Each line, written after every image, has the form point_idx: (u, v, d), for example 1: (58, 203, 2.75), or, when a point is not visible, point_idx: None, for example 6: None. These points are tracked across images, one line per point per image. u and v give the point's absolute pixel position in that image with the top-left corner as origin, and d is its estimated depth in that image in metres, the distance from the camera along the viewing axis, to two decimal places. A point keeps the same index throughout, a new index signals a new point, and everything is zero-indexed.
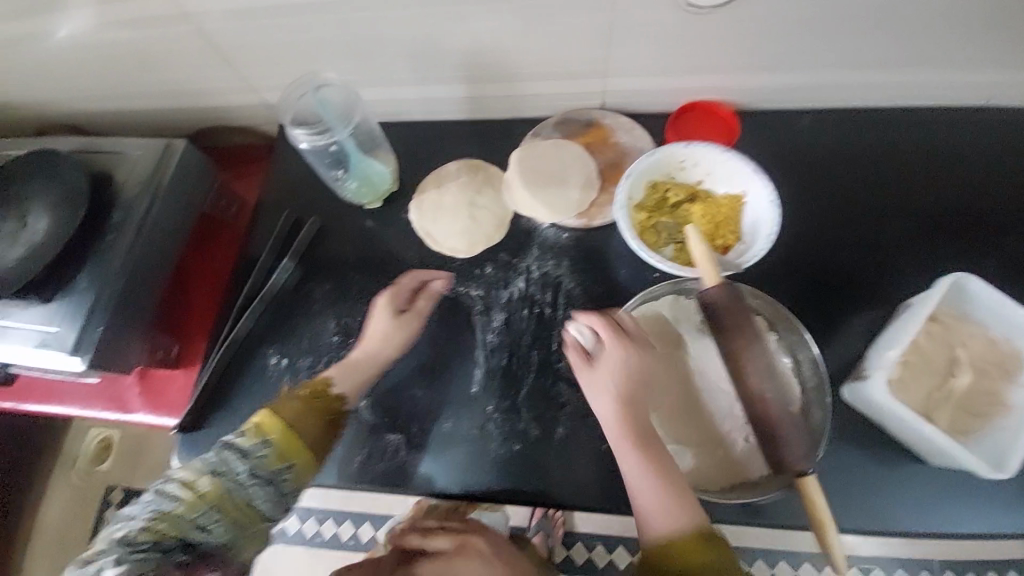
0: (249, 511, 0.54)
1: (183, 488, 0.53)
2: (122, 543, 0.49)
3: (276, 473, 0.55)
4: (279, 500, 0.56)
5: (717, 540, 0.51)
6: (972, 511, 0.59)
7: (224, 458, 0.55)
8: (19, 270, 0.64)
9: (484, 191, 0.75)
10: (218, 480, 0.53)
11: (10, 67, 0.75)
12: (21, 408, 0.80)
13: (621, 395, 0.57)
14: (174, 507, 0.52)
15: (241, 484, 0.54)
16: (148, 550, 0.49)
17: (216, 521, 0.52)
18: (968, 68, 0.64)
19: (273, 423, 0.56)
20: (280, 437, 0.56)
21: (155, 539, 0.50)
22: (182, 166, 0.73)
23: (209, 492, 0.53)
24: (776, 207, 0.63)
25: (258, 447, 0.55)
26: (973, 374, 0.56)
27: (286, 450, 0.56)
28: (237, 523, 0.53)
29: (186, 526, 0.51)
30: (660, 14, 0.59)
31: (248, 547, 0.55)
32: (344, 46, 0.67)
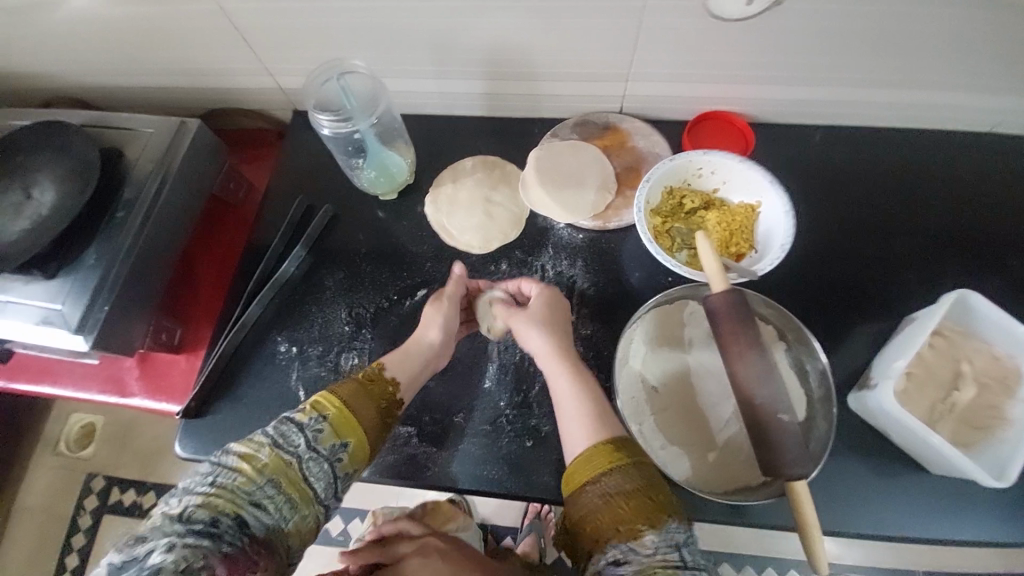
0: (305, 489, 0.50)
1: (241, 461, 0.49)
2: (173, 521, 0.45)
3: (334, 450, 0.53)
4: (333, 480, 0.52)
5: (630, 442, 0.53)
6: (973, 519, 0.60)
7: (283, 431, 0.52)
8: (24, 242, 0.62)
9: (499, 188, 0.76)
10: (277, 453, 0.50)
11: (19, 37, 0.74)
12: (14, 387, 0.78)
13: (546, 329, 0.62)
14: (231, 481, 0.48)
15: (299, 459, 0.51)
16: (201, 528, 0.45)
17: (272, 497, 0.49)
18: (975, 93, 0.67)
19: (330, 400, 0.55)
20: (336, 413, 0.54)
21: (209, 516, 0.46)
22: (196, 147, 0.72)
23: (268, 465, 0.49)
24: (790, 218, 0.64)
25: (315, 421, 0.53)
26: (977, 389, 0.58)
27: (341, 428, 0.54)
28: (292, 503, 0.50)
29: (242, 503, 0.47)
30: (687, 21, 0.60)
31: (300, 533, 0.50)
32: (367, 34, 0.66)
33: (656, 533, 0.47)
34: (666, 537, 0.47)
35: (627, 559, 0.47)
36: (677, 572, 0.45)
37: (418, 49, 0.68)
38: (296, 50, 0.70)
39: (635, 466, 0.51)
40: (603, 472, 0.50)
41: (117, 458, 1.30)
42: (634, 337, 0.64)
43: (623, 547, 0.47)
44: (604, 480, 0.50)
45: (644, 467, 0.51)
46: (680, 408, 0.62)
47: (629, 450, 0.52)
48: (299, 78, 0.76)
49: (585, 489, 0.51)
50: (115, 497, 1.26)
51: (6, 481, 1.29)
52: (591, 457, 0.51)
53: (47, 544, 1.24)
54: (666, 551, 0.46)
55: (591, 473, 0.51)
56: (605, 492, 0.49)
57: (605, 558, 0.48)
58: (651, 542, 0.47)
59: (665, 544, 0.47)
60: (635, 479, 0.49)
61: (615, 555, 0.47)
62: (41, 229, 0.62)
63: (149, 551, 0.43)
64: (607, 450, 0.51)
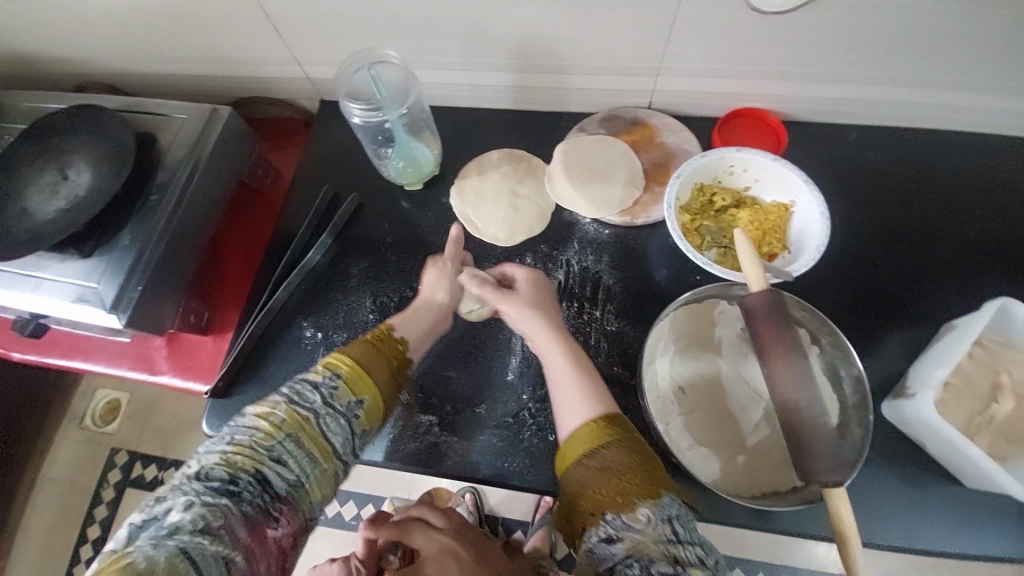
0: (324, 445, 0.50)
1: (259, 419, 0.48)
2: (193, 480, 0.44)
3: (350, 407, 0.53)
4: (350, 437, 0.52)
5: (622, 419, 0.51)
6: (1008, 535, 0.58)
7: (298, 389, 0.52)
8: (63, 220, 0.64)
9: (526, 182, 0.75)
10: (294, 409, 0.50)
11: (59, 20, 0.75)
12: (45, 362, 0.80)
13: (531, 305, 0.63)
14: (250, 438, 0.47)
15: (317, 415, 0.50)
16: (221, 485, 0.44)
17: (292, 452, 0.48)
18: (1021, 95, 0.65)
19: (342, 359, 0.55)
20: (349, 372, 0.54)
21: (229, 472, 0.45)
22: (227, 133, 0.73)
23: (287, 421, 0.49)
24: (825, 217, 0.63)
25: (329, 379, 0.53)
26: (1016, 402, 0.56)
27: (356, 385, 0.54)
28: (313, 458, 0.49)
29: (263, 459, 0.46)
30: (725, 16, 0.59)
31: (321, 490, 0.50)
32: (399, 24, 0.66)
33: (651, 506, 0.44)
34: (660, 510, 0.44)
35: (621, 534, 0.44)
36: (669, 548, 0.42)
37: (450, 40, 0.68)
38: (328, 39, 0.70)
39: (628, 440, 0.49)
40: (596, 445, 0.49)
41: (138, 435, 1.32)
42: (662, 335, 0.64)
43: (616, 521, 0.45)
44: (598, 453, 0.48)
45: (638, 441, 0.50)
46: (707, 408, 0.61)
47: (619, 424, 0.51)
48: (329, 67, 0.76)
49: (579, 463, 0.49)
50: (136, 473, 1.29)
51: (31, 455, 1.32)
52: (582, 432, 0.50)
53: (69, 517, 1.27)
54: (659, 525, 0.44)
55: (585, 448, 0.49)
56: (600, 465, 0.48)
57: (598, 535, 0.45)
58: (644, 515, 0.44)
59: (658, 517, 0.44)
60: (629, 453, 0.48)
61: (608, 531, 0.45)
62: (77, 209, 0.64)
63: (168, 510, 0.42)
64: (601, 424, 0.50)
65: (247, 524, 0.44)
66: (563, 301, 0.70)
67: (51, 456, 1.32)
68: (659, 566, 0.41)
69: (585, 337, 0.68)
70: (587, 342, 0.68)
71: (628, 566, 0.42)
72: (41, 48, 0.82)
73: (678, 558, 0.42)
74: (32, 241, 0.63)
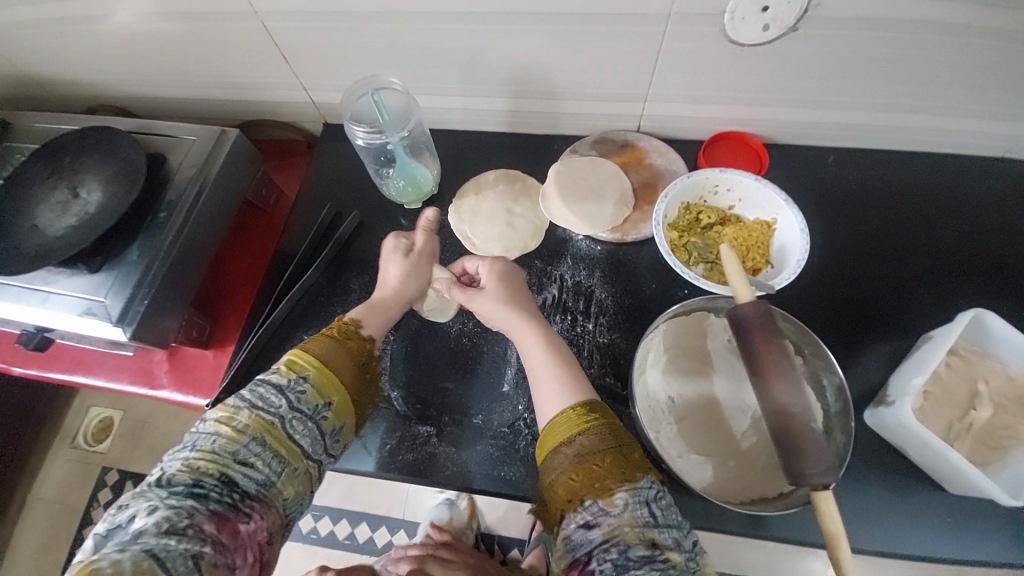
0: (291, 446, 0.52)
1: (220, 425, 0.50)
2: (156, 487, 0.46)
3: (316, 408, 0.54)
4: (318, 437, 0.55)
5: (599, 405, 0.53)
6: (992, 541, 0.60)
7: (261, 394, 0.53)
8: (73, 237, 0.66)
9: (521, 201, 0.79)
10: (257, 414, 0.51)
11: (72, 46, 0.78)
12: (46, 376, 0.81)
13: (502, 300, 0.64)
14: (213, 444, 0.49)
15: (282, 418, 0.52)
16: (186, 489, 0.46)
17: (258, 454, 0.50)
18: (984, 120, 0.70)
19: (306, 360, 0.56)
20: (316, 372, 0.56)
21: (193, 477, 0.47)
22: (233, 154, 0.76)
23: (250, 424, 0.51)
24: (805, 235, 0.66)
25: (294, 383, 0.54)
26: (993, 408, 0.58)
27: (323, 385, 0.56)
28: (279, 457, 0.51)
29: (228, 462, 0.48)
30: (705, 46, 0.63)
31: (291, 487, 0.52)
32: (400, 53, 0.70)
33: (628, 491, 0.47)
34: (636, 494, 0.47)
35: (599, 520, 0.46)
36: (646, 531, 0.45)
37: (449, 68, 0.72)
38: (332, 66, 0.74)
39: (607, 426, 0.50)
40: (575, 432, 0.50)
41: (129, 453, 1.32)
42: (652, 346, 0.66)
43: (594, 508, 0.47)
44: (577, 440, 0.50)
45: (615, 425, 0.51)
46: (697, 417, 0.63)
47: (598, 412, 0.52)
48: (333, 92, 0.80)
49: (559, 451, 0.50)
50: (127, 492, 1.27)
51: (20, 475, 1.30)
52: (561, 420, 0.52)
53: (57, 538, 1.25)
54: (636, 509, 0.46)
55: (564, 436, 0.51)
56: (579, 452, 0.49)
57: (576, 521, 0.47)
58: (622, 500, 0.46)
59: (635, 501, 0.46)
60: (607, 438, 0.49)
61: (586, 517, 0.47)
62: (88, 225, 0.66)
63: (132, 517, 0.44)
64: (579, 413, 0.52)
65: (215, 523, 0.45)
66: (557, 314, 0.72)
67: (40, 476, 1.31)
68: (637, 550, 0.44)
69: (579, 349, 0.70)
70: (580, 353, 0.70)
71: (606, 550, 0.45)
72: (53, 72, 0.86)
73: (656, 541, 0.45)
74: (42, 256, 0.65)
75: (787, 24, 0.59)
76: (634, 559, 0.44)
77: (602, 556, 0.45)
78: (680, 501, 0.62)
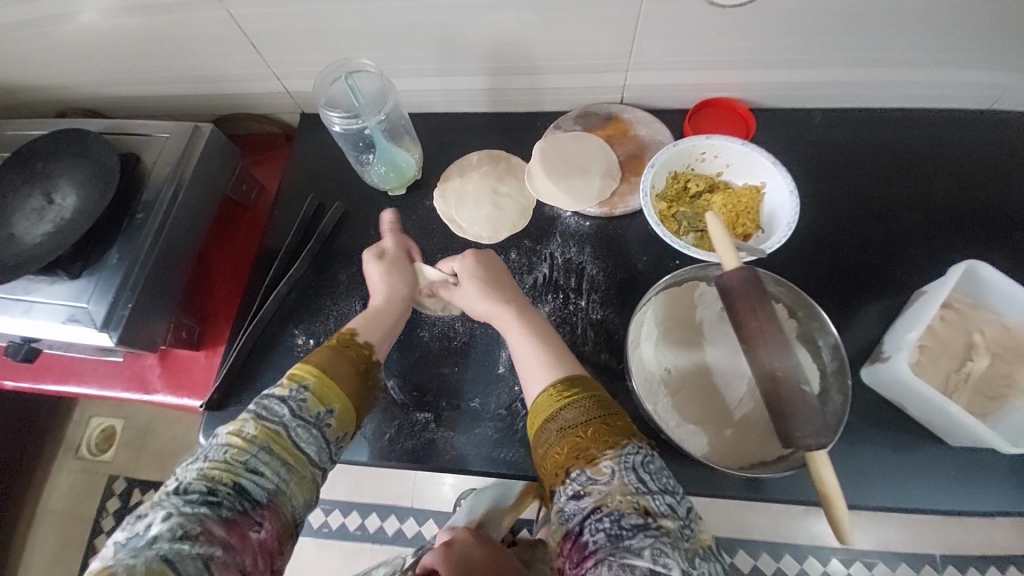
0: (298, 454, 0.52)
1: (230, 436, 0.50)
2: (172, 496, 0.46)
3: (319, 416, 0.54)
4: (325, 445, 0.54)
5: (581, 381, 0.54)
6: (992, 489, 0.60)
7: (266, 404, 0.53)
8: (49, 244, 0.64)
9: (506, 180, 0.78)
10: (263, 424, 0.51)
11: (36, 49, 0.76)
12: (39, 387, 0.80)
13: (488, 296, 0.64)
14: (224, 453, 0.49)
15: (287, 427, 0.52)
16: (200, 496, 0.46)
17: (267, 463, 0.50)
18: (972, 69, 0.68)
19: (307, 370, 0.56)
20: (316, 381, 0.56)
21: (207, 485, 0.46)
22: (211, 150, 0.75)
23: (258, 434, 0.51)
24: (794, 197, 0.65)
25: (296, 392, 0.54)
26: (989, 358, 0.58)
27: (323, 394, 0.55)
28: (287, 464, 0.51)
29: (239, 471, 0.48)
30: (685, 9, 0.62)
31: (300, 493, 0.52)
32: (373, 35, 0.68)
33: (614, 459, 0.48)
34: (623, 461, 0.47)
35: (588, 489, 0.47)
36: (638, 499, 0.45)
37: (424, 47, 0.70)
38: (304, 53, 0.72)
39: (587, 399, 0.52)
40: (558, 408, 0.52)
41: (133, 462, 1.31)
42: (645, 319, 0.65)
43: (582, 477, 0.47)
44: (560, 415, 0.51)
45: (599, 398, 0.52)
46: (693, 387, 0.63)
47: (579, 387, 0.54)
48: (307, 81, 0.78)
49: (545, 427, 0.52)
50: (133, 501, 1.28)
51: (24, 491, 1.30)
52: (545, 399, 0.54)
53: (67, 550, 1.25)
54: (624, 475, 0.47)
55: (548, 412, 0.52)
56: (562, 426, 0.51)
57: (566, 493, 0.48)
58: (609, 468, 0.47)
59: (622, 468, 0.47)
60: (589, 411, 0.51)
61: (575, 488, 0.47)
62: (63, 232, 0.64)
63: (148, 525, 0.43)
64: (561, 389, 0.53)
65: (226, 528, 0.45)
66: (550, 293, 0.72)
67: (45, 490, 1.31)
68: (632, 519, 0.44)
69: (573, 326, 0.70)
70: (574, 330, 0.69)
71: (599, 520, 0.45)
72: (19, 77, 0.83)
73: (648, 508, 0.45)
74: (19, 265, 0.64)
75: None
76: (628, 527, 0.43)
77: (595, 527, 0.45)
78: (681, 470, 0.62)
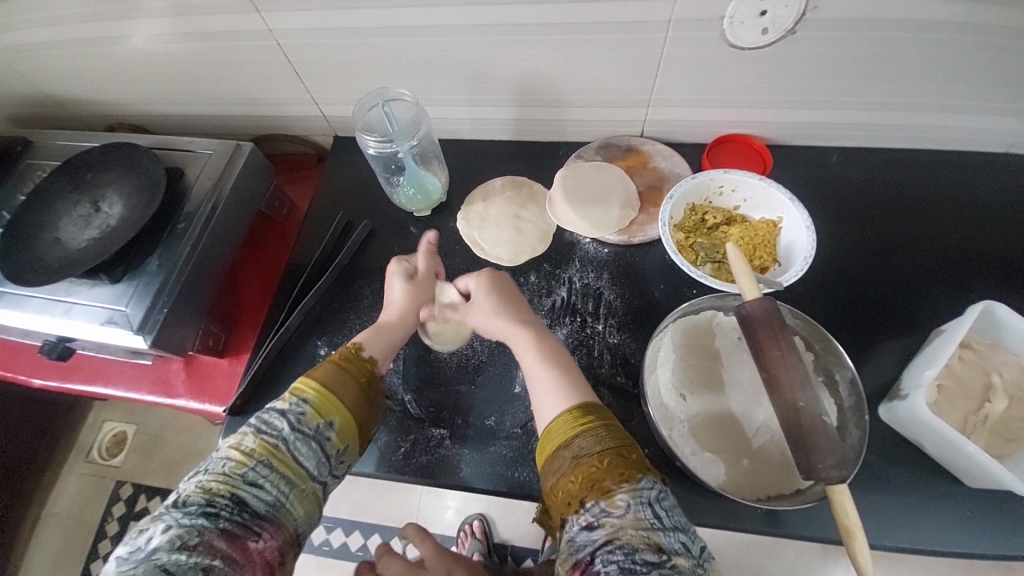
0: (297, 469, 0.52)
1: (230, 450, 0.51)
2: (173, 508, 0.47)
3: (318, 429, 0.55)
4: (324, 459, 0.55)
5: (599, 408, 0.55)
6: (1015, 536, 0.59)
7: (265, 419, 0.54)
8: (92, 249, 0.68)
9: (528, 206, 0.80)
10: (262, 438, 0.52)
11: (94, 68, 0.82)
12: (66, 387, 0.83)
13: (500, 313, 0.66)
14: (224, 467, 0.49)
15: (286, 440, 0.52)
16: (199, 508, 0.46)
17: (267, 476, 0.50)
18: (988, 114, 0.70)
19: (307, 384, 0.57)
20: (317, 396, 0.56)
21: (207, 497, 0.47)
22: (249, 166, 0.79)
23: (257, 448, 0.51)
24: (811, 231, 0.67)
25: (294, 405, 0.55)
26: (1008, 400, 0.57)
27: (323, 407, 0.56)
28: (286, 479, 0.51)
29: (237, 483, 0.49)
30: (706, 50, 0.65)
31: (300, 508, 0.52)
32: (409, 66, 0.73)
33: (629, 492, 0.47)
34: (638, 496, 0.47)
35: (601, 521, 0.46)
36: (651, 535, 0.45)
37: (457, 79, 0.74)
38: (342, 80, 0.77)
39: (602, 427, 0.52)
40: (573, 434, 0.52)
41: (144, 467, 1.33)
42: (662, 345, 0.66)
43: (596, 509, 0.47)
44: (574, 442, 0.52)
45: (613, 427, 0.53)
46: (709, 413, 0.63)
47: (597, 414, 0.54)
48: (344, 106, 0.83)
49: (558, 454, 0.52)
50: (138, 508, 1.29)
51: (36, 489, 1.32)
52: (560, 424, 0.54)
53: (71, 554, 1.26)
54: (639, 510, 0.46)
55: (562, 439, 0.53)
56: (576, 454, 0.51)
57: (578, 523, 0.48)
58: (624, 501, 0.47)
59: (637, 503, 0.47)
60: (604, 439, 0.51)
61: (588, 519, 0.47)
62: (108, 237, 0.68)
63: (148, 538, 0.45)
64: (578, 415, 0.54)
65: (226, 540, 0.46)
66: (567, 315, 0.73)
67: (53, 493, 1.32)
68: (645, 554, 0.44)
69: (589, 350, 0.71)
70: (591, 353, 0.70)
71: (610, 552, 0.44)
72: (75, 93, 0.89)
73: (662, 545, 0.44)
74: (64, 267, 0.67)
75: (785, 27, 0.60)
76: (641, 562, 0.43)
77: (606, 558, 0.44)
78: (695, 499, 0.62)
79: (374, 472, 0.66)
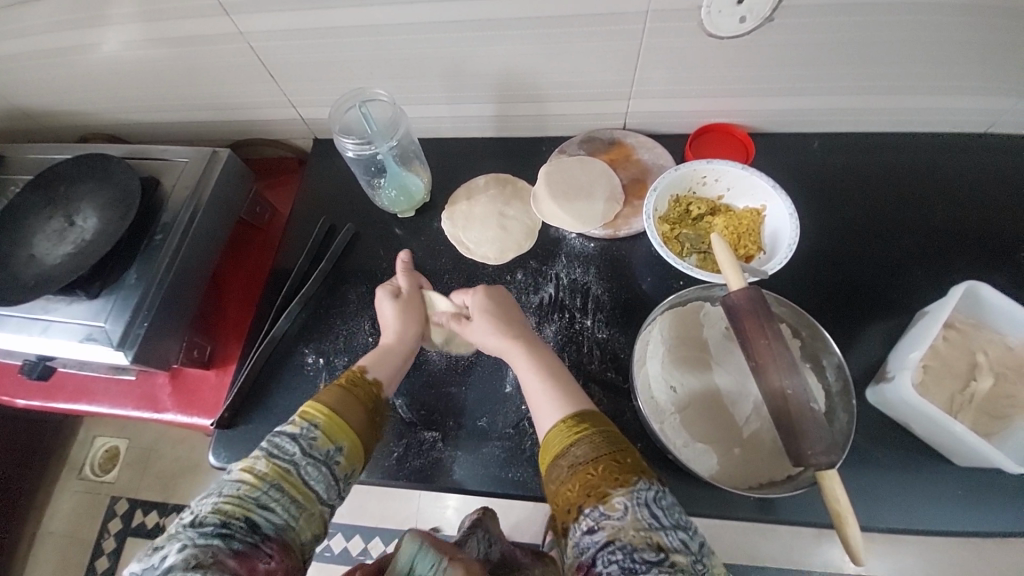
0: (307, 492, 0.52)
1: (242, 473, 0.50)
2: (186, 529, 0.46)
3: (329, 454, 0.54)
4: (333, 482, 0.54)
5: (594, 414, 0.55)
6: (1004, 510, 0.60)
7: (275, 441, 0.53)
8: (66, 265, 0.66)
9: (513, 203, 0.80)
10: (274, 461, 0.51)
11: (61, 78, 0.79)
12: (51, 406, 0.82)
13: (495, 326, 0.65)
14: (236, 489, 0.49)
15: (297, 464, 0.52)
16: (213, 529, 0.45)
17: (277, 499, 0.49)
18: (966, 94, 0.71)
19: (318, 408, 0.56)
20: (326, 420, 0.55)
21: (221, 519, 0.46)
22: (227, 173, 0.77)
23: (269, 472, 0.50)
24: (794, 218, 0.67)
25: (306, 429, 0.54)
26: (993, 378, 0.58)
27: (334, 432, 0.55)
28: (297, 503, 0.51)
29: (251, 506, 0.48)
30: (684, 40, 0.64)
31: (308, 531, 0.51)
32: (385, 66, 0.71)
33: (626, 494, 0.47)
34: (636, 497, 0.47)
35: (601, 524, 0.46)
36: (651, 535, 0.45)
37: (435, 76, 0.73)
38: (318, 82, 0.75)
39: (599, 433, 0.52)
40: (567, 444, 0.52)
41: (138, 481, 1.32)
42: (651, 338, 0.66)
43: (595, 513, 0.47)
44: (570, 451, 0.52)
45: (609, 433, 0.53)
46: (700, 405, 0.63)
47: (591, 421, 0.54)
48: (321, 108, 0.81)
49: (555, 463, 0.52)
50: (134, 523, 1.27)
51: (28, 510, 1.30)
52: (556, 435, 0.54)
53: (68, 572, 1.25)
54: (637, 511, 0.46)
55: (559, 447, 0.53)
56: (572, 463, 0.51)
57: (579, 528, 0.48)
58: (621, 503, 0.47)
59: (635, 504, 0.47)
60: (600, 446, 0.51)
61: (589, 523, 0.47)
62: (83, 252, 0.66)
63: (164, 556, 0.43)
64: (572, 423, 0.54)
65: (238, 560, 0.45)
66: (556, 312, 0.73)
67: (47, 512, 1.31)
68: (644, 553, 0.44)
69: (578, 345, 0.70)
70: (580, 349, 0.70)
71: (612, 552, 0.44)
72: (44, 104, 0.87)
73: (661, 544, 0.44)
74: (39, 285, 0.66)
75: (762, 15, 0.60)
76: (640, 561, 0.43)
77: (607, 559, 0.44)
78: (689, 490, 0.62)
79: (368, 478, 0.66)
